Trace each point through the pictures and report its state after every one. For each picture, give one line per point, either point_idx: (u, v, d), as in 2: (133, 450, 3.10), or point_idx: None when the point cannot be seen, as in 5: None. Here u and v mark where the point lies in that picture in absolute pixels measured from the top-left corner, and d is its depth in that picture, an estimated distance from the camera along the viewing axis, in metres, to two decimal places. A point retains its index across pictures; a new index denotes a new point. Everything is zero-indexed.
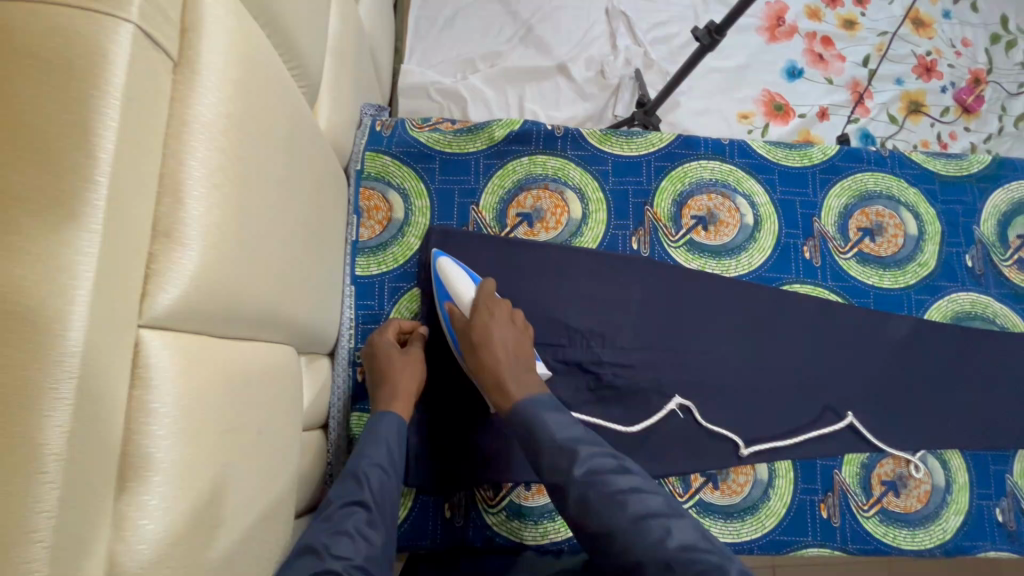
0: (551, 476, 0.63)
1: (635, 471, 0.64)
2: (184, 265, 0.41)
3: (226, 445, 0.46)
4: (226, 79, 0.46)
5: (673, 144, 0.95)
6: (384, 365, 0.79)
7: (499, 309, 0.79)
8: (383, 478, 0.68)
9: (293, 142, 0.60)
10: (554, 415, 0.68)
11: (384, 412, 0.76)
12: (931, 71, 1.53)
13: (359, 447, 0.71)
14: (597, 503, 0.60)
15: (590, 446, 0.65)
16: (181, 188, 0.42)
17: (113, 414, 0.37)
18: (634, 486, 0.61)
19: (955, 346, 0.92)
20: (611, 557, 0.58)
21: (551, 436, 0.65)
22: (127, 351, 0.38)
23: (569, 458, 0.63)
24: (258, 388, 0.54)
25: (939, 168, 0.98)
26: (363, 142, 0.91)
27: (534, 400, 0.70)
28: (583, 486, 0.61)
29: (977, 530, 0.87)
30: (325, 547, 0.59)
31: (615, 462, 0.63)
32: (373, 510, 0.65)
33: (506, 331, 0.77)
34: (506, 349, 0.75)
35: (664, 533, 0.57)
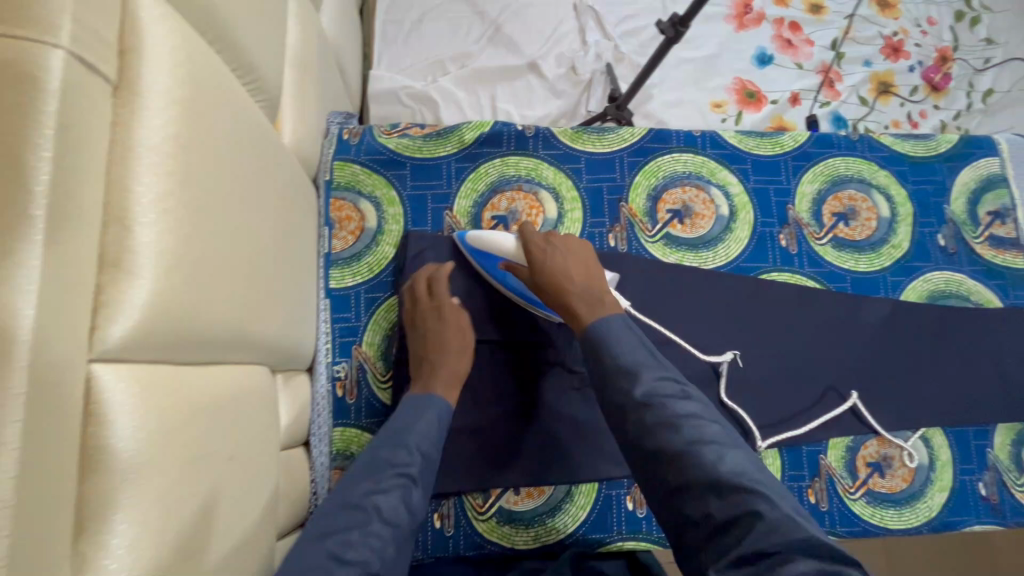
0: (612, 395, 0.65)
1: (698, 400, 0.64)
2: (136, 295, 0.40)
3: (196, 475, 0.45)
4: (172, 100, 0.44)
5: (645, 138, 0.95)
6: (439, 343, 0.79)
7: (556, 243, 0.80)
8: (432, 452, 0.70)
9: (252, 157, 0.59)
10: (621, 338, 0.68)
11: (429, 394, 0.75)
12: (899, 51, 1.54)
13: (405, 416, 0.72)
14: (654, 424, 0.61)
15: (654, 370, 0.65)
16: (128, 215, 0.40)
17: (67, 455, 0.35)
18: (693, 412, 0.62)
19: (932, 324, 0.93)
20: (660, 477, 0.60)
21: (615, 358, 0.66)
22: (78, 387, 0.37)
23: (630, 379, 0.64)
24: (229, 413, 0.52)
25: (908, 149, 0.99)
26: (331, 151, 0.89)
27: (608, 319, 0.70)
28: (642, 406, 0.62)
29: (962, 505, 0.88)
30: (374, 508, 0.62)
31: (677, 389, 0.64)
32: (420, 480, 0.67)
33: (568, 261, 0.77)
34: (571, 274, 0.76)
35: (717, 459, 0.58)
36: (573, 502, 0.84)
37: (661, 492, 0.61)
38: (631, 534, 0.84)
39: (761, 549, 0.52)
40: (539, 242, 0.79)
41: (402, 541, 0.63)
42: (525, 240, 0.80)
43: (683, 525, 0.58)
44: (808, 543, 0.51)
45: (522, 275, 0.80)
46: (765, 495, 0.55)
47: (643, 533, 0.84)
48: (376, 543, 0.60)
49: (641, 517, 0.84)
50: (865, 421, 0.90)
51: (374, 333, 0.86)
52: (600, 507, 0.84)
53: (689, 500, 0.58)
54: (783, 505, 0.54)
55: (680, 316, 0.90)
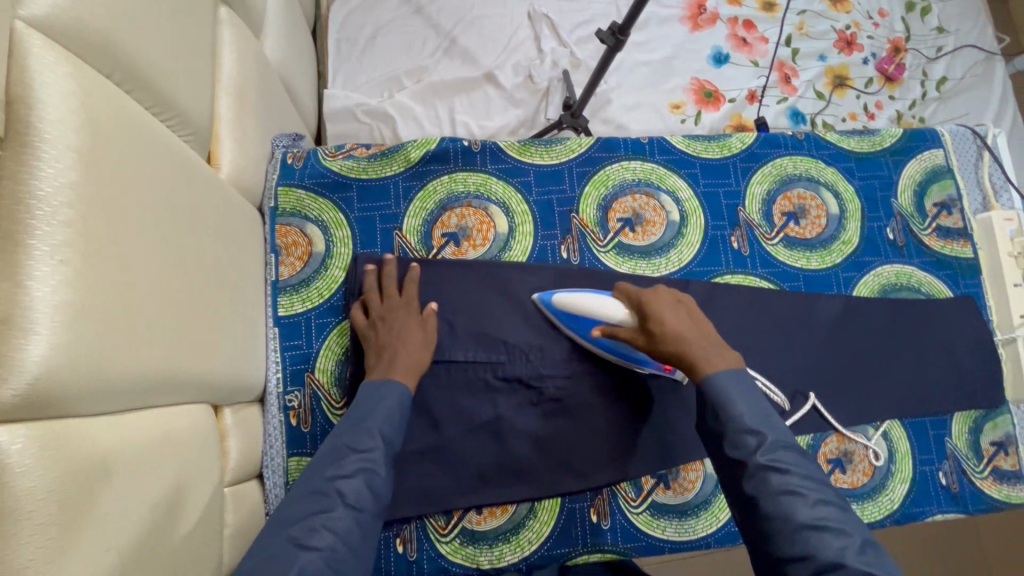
0: (729, 451, 0.65)
1: (821, 476, 0.62)
2: (30, 355, 0.38)
3: (117, 532, 0.44)
4: (70, 147, 0.43)
5: (592, 147, 0.95)
6: (393, 330, 0.79)
7: (664, 296, 0.78)
8: (393, 434, 0.72)
9: (180, 195, 0.58)
10: (747, 399, 0.67)
11: (387, 380, 0.75)
12: (852, 44, 1.56)
13: (365, 399, 0.73)
14: (776, 491, 0.60)
15: (778, 436, 0.64)
16: (21, 271, 0.39)
17: None
18: (814, 487, 0.61)
19: (885, 318, 0.93)
20: (773, 542, 0.60)
21: (739, 417, 0.65)
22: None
23: (754, 441, 0.64)
24: (159, 460, 0.51)
25: (854, 146, 1.00)
26: (275, 177, 0.88)
27: (734, 375, 0.69)
28: (765, 470, 0.62)
29: (922, 495, 0.89)
30: (337, 493, 0.64)
31: (805, 462, 0.63)
32: (382, 464, 0.68)
33: (678, 316, 0.75)
34: (684, 327, 0.74)
35: (846, 543, 0.56)
36: (537, 518, 0.84)
37: (776, 559, 0.60)
38: (596, 547, 0.84)
39: None
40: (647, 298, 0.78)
41: (370, 523, 0.65)
42: (628, 301, 0.80)
43: None
44: None
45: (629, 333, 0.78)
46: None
47: (609, 545, 0.84)
48: (340, 528, 0.62)
49: (605, 529, 0.84)
50: (825, 418, 0.90)
51: (327, 359, 0.84)
52: (564, 520, 0.84)
53: (808, 573, 0.57)
54: None
55: None
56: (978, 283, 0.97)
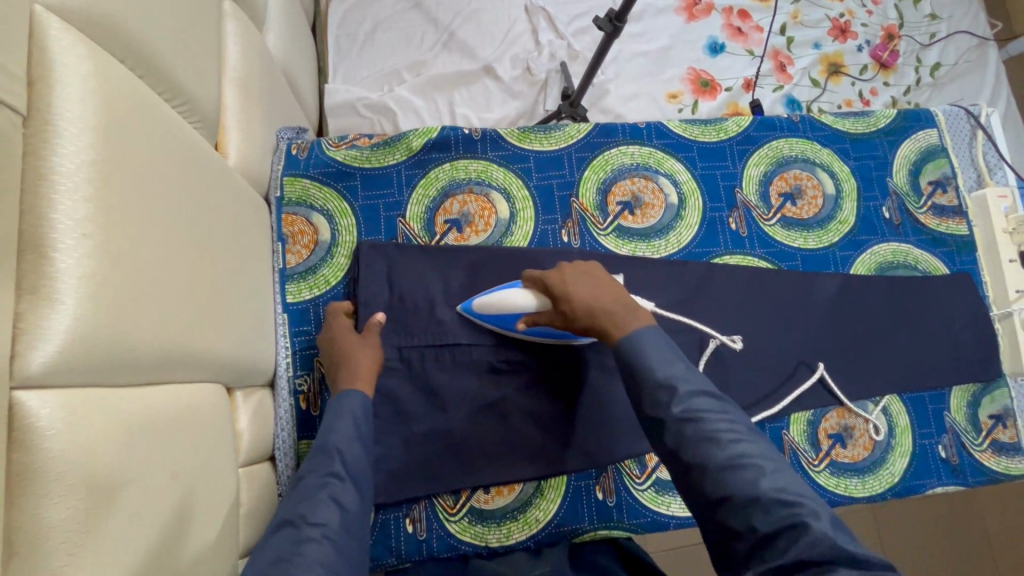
0: (648, 410, 0.65)
1: (732, 414, 0.63)
2: (57, 323, 0.40)
3: (138, 497, 0.46)
4: (88, 127, 0.45)
5: (591, 133, 0.96)
6: (338, 345, 0.80)
7: (568, 266, 0.79)
8: (356, 451, 0.71)
9: (191, 179, 0.60)
10: (656, 352, 0.67)
11: (344, 394, 0.76)
12: (846, 32, 1.57)
13: (326, 424, 0.73)
14: (693, 439, 0.60)
15: (690, 385, 0.64)
16: (45, 244, 0.41)
17: None
18: (728, 426, 0.61)
19: (883, 295, 0.95)
20: (700, 491, 0.60)
21: (652, 372, 0.65)
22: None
23: (667, 394, 0.63)
24: (177, 433, 0.53)
25: (849, 127, 1.01)
26: (280, 167, 0.89)
27: (641, 335, 0.69)
28: (680, 421, 0.62)
29: (923, 468, 0.90)
30: (301, 518, 0.63)
31: (714, 402, 0.63)
32: (347, 481, 0.68)
33: (585, 284, 0.76)
34: (595, 298, 0.74)
35: (758, 475, 0.57)
36: (544, 496, 0.85)
37: (702, 505, 0.60)
38: (603, 524, 0.85)
39: (802, 559, 0.52)
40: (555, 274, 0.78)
41: (349, 546, 0.63)
42: (536, 284, 0.80)
43: (730, 539, 0.58)
44: (850, 555, 0.51)
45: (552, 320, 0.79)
46: (810, 510, 0.54)
47: (615, 522, 0.85)
48: (311, 551, 0.60)
49: (611, 506, 0.86)
50: (830, 391, 0.91)
51: None
52: (570, 498, 0.86)
53: (733, 513, 0.57)
54: (825, 516, 0.54)
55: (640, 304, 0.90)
56: (973, 259, 0.99)
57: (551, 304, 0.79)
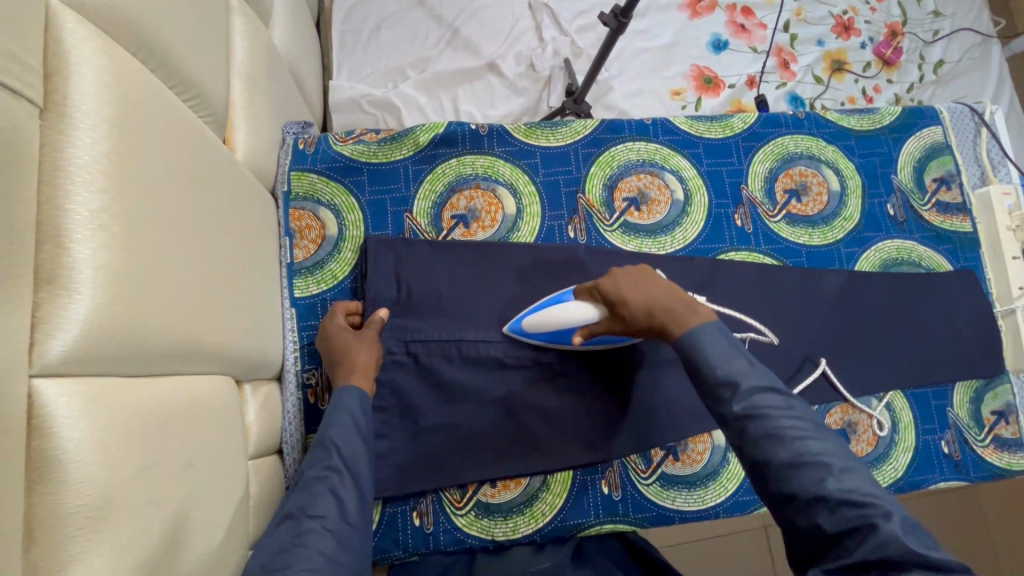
0: (713, 407, 0.66)
1: (798, 411, 0.62)
2: (75, 313, 0.41)
3: (152, 488, 0.46)
4: (102, 119, 0.45)
5: (597, 129, 0.96)
6: (336, 343, 0.80)
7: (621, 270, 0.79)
8: (354, 443, 0.71)
9: (202, 172, 0.60)
10: (718, 348, 0.67)
11: (340, 390, 0.76)
12: (849, 29, 1.58)
13: (324, 418, 0.74)
14: (757, 437, 0.61)
15: (753, 381, 0.64)
16: (61, 234, 0.41)
17: (13, 466, 0.36)
18: (794, 424, 0.61)
19: (887, 291, 0.95)
20: (764, 486, 0.61)
21: (712, 369, 0.66)
22: (19, 404, 0.37)
23: (730, 390, 0.64)
24: (190, 426, 0.53)
25: (854, 124, 1.02)
26: (287, 162, 0.89)
27: (703, 332, 0.69)
28: (743, 418, 0.62)
29: (926, 464, 0.91)
30: (301, 510, 0.64)
31: (779, 400, 0.63)
32: (346, 474, 0.68)
33: (640, 286, 0.76)
34: (652, 300, 0.75)
35: (825, 473, 0.57)
36: (549, 490, 0.86)
37: (769, 501, 0.61)
38: (608, 518, 0.86)
39: (872, 560, 0.52)
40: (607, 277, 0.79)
41: (351, 537, 0.65)
42: (587, 294, 0.80)
43: (795, 535, 0.58)
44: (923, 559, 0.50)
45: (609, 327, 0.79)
46: (880, 511, 0.54)
47: (620, 515, 0.86)
48: (312, 542, 0.61)
49: (617, 500, 0.86)
50: (834, 387, 0.92)
51: None
52: (576, 492, 0.86)
53: (798, 511, 0.57)
54: (897, 517, 0.53)
55: None
56: (976, 256, 0.99)
57: (606, 312, 0.79)
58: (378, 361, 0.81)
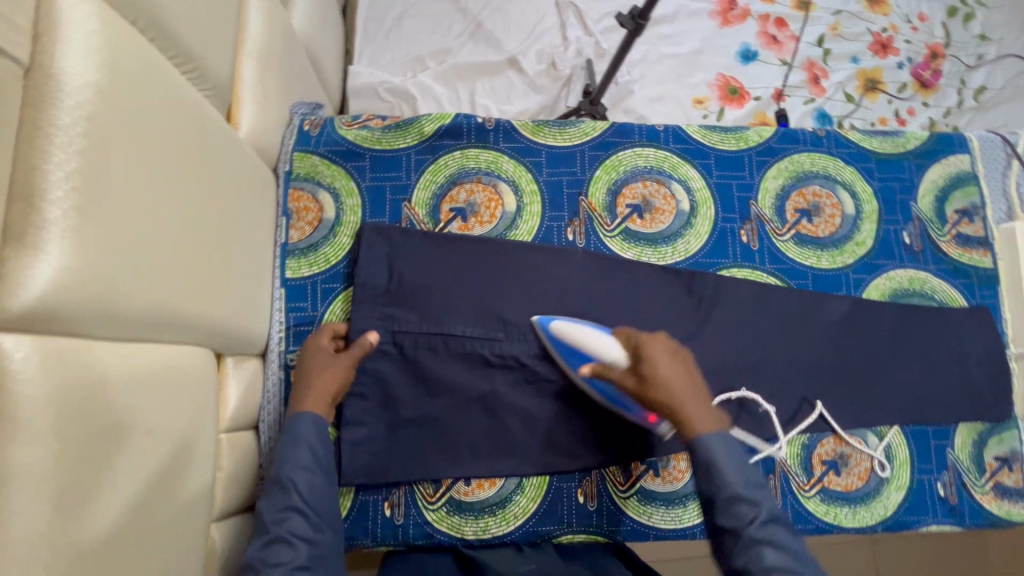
0: (722, 518, 0.65)
1: (807, 553, 0.63)
2: (39, 272, 0.41)
3: (107, 452, 0.46)
4: (88, 83, 0.45)
5: (606, 132, 0.94)
6: (307, 364, 0.80)
7: (660, 342, 0.77)
8: (314, 481, 0.71)
9: (196, 146, 0.60)
10: (739, 461, 0.68)
11: (298, 412, 0.76)
12: (887, 47, 1.52)
13: (281, 451, 0.73)
14: (771, 566, 0.61)
15: (769, 507, 0.65)
16: (36, 193, 0.41)
17: None
18: (803, 565, 0.62)
19: (895, 322, 0.91)
20: None
21: (733, 480, 0.66)
22: None
23: (748, 508, 0.64)
24: (159, 397, 0.53)
25: (876, 146, 0.98)
26: (291, 142, 0.89)
27: (720, 438, 0.69)
28: (758, 542, 0.62)
29: (919, 504, 0.88)
30: (261, 560, 0.66)
31: (792, 537, 0.64)
32: (307, 513, 0.69)
33: (676, 366, 0.75)
34: (682, 384, 0.73)
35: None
36: (524, 494, 0.85)
37: None
38: (581, 527, 0.84)
39: None
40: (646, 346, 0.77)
41: None
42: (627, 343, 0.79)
43: None
44: None
45: (620, 381, 0.77)
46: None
47: (593, 526, 0.84)
48: None
49: (591, 510, 0.85)
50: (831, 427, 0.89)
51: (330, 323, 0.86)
52: (551, 499, 0.85)
53: None
54: None
55: (640, 311, 0.89)
56: (995, 293, 0.94)
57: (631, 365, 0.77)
58: (344, 387, 0.80)
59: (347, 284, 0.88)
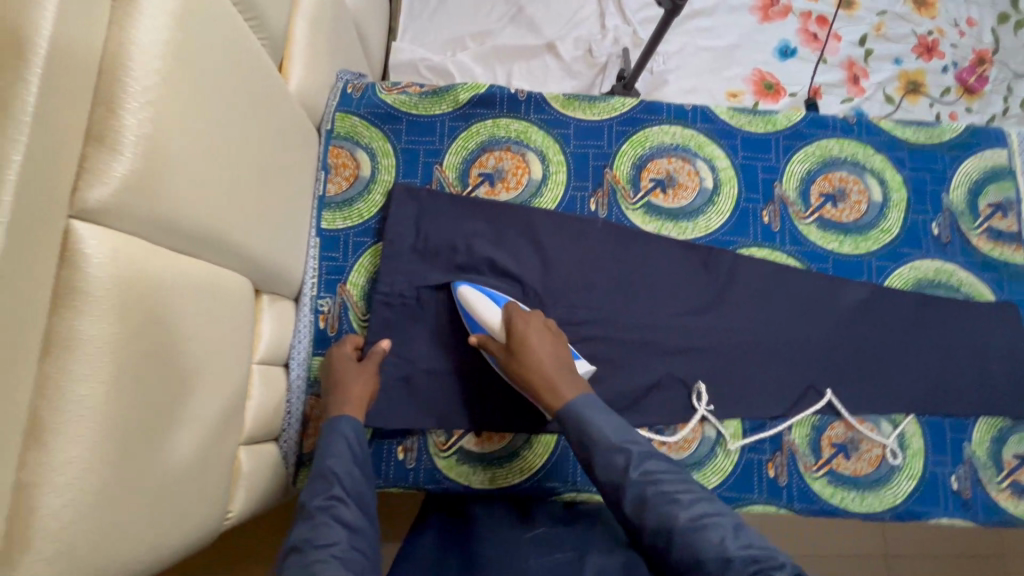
0: (602, 474, 0.67)
1: (686, 477, 0.65)
2: (114, 168, 0.46)
3: (157, 343, 0.51)
4: (167, 12, 0.51)
5: (635, 109, 0.97)
6: (336, 371, 0.82)
7: (532, 321, 0.83)
8: (354, 472, 0.71)
9: (251, 87, 0.66)
10: (604, 417, 0.71)
11: (338, 416, 0.78)
12: (932, 50, 1.49)
13: (321, 451, 0.73)
14: (654, 500, 0.62)
15: (641, 448, 0.68)
16: (116, 101, 0.47)
17: (41, 281, 0.42)
18: (684, 487, 0.63)
19: (917, 312, 0.91)
20: (668, 554, 0.59)
21: (604, 436, 0.69)
22: (58, 232, 0.44)
23: (623, 458, 0.66)
24: (203, 307, 0.59)
25: (909, 136, 0.97)
26: (334, 103, 0.95)
27: (583, 399, 0.74)
28: (641, 484, 0.63)
29: (930, 496, 0.86)
30: (307, 541, 0.62)
31: (668, 466, 0.66)
32: (350, 502, 0.68)
33: (542, 341, 0.81)
34: (545, 358, 0.78)
35: (723, 534, 0.58)
36: (531, 450, 0.88)
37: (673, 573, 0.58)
38: (585, 487, 0.87)
39: None
40: (518, 322, 0.82)
41: (365, 567, 0.62)
42: (506, 313, 0.83)
43: None
44: None
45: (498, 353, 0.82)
46: (781, 564, 0.54)
47: None
48: (321, 567, 0.59)
49: None
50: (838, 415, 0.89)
51: (359, 274, 0.91)
52: (557, 457, 0.87)
53: None
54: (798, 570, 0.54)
55: (657, 283, 0.91)
56: None
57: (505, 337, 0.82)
58: (372, 394, 0.83)
59: (376, 239, 0.92)
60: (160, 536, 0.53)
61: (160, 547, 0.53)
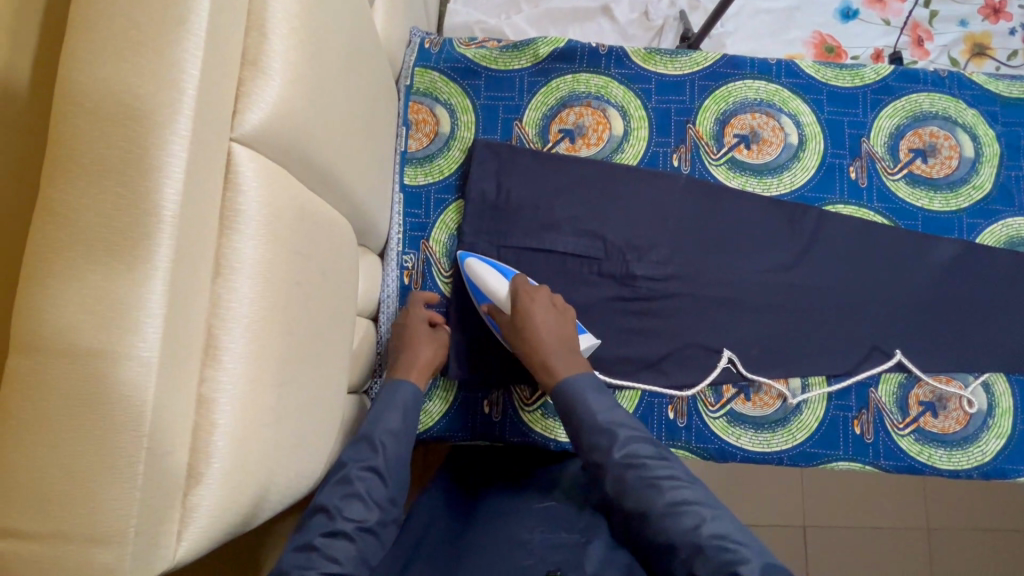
0: (589, 453, 0.65)
1: (673, 461, 0.63)
2: (267, 94, 0.47)
3: (298, 274, 0.52)
4: None
5: (718, 63, 0.95)
6: (410, 332, 0.81)
7: (538, 295, 0.79)
8: (398, 448, 0.69)
9: (358, 31, 0.65)
10: (597, 397, 0.69)
11: (400, 380, 0.76)
12: (1000, 11, 1.43)
13: (374, 411, 0.72)
14: (637, 485, 0.60)
15: (631, 430, 0.66)
16: (265, 26, 0.47)
17: (211, 200, 0.43)
18: (669, 472, 0.61)
19: (1009, 269, 0.89)
20: (643, 535, 0.59)
21: (592, 415, 0.67)
22: (222, 152, 0.44)
23: (607, 438, 0.65)
24: (327, 247, 0.59)
25: (1002, 89, 0.94)
26: (413, 58, 0.94)
27: (580, 381, 0.71)
28: (623, 466, 0.62)
29: (1020, 454, 0.86)
30: (336, 509, 0.62)
31: (653, 449, 0.64)
32: (385, 478, 0.66)
33: (548, 316, 0.77)
34: (547, 334, 0.75)
35: (699, 520, 0.56)
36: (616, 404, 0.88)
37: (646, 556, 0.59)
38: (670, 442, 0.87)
39: None
40: (524, 295, 0.78)
41: (376, 547, 0.63)
42: (513, 287, 0.80)
43: None
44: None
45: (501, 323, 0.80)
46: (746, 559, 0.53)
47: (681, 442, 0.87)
48: (339, 544, 0.59)
49: (680, 427, 0.87)
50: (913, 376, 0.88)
51: (441, 231, 0.91)
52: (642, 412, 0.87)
53: (676, 561, 0.56)
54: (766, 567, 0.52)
55: (744, 240, 0.90)
56: None
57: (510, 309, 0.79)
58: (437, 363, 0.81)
59: (461, 195, 0.92)
60: (299, 466, 0.54)
61: (300, 474, 0.55)
